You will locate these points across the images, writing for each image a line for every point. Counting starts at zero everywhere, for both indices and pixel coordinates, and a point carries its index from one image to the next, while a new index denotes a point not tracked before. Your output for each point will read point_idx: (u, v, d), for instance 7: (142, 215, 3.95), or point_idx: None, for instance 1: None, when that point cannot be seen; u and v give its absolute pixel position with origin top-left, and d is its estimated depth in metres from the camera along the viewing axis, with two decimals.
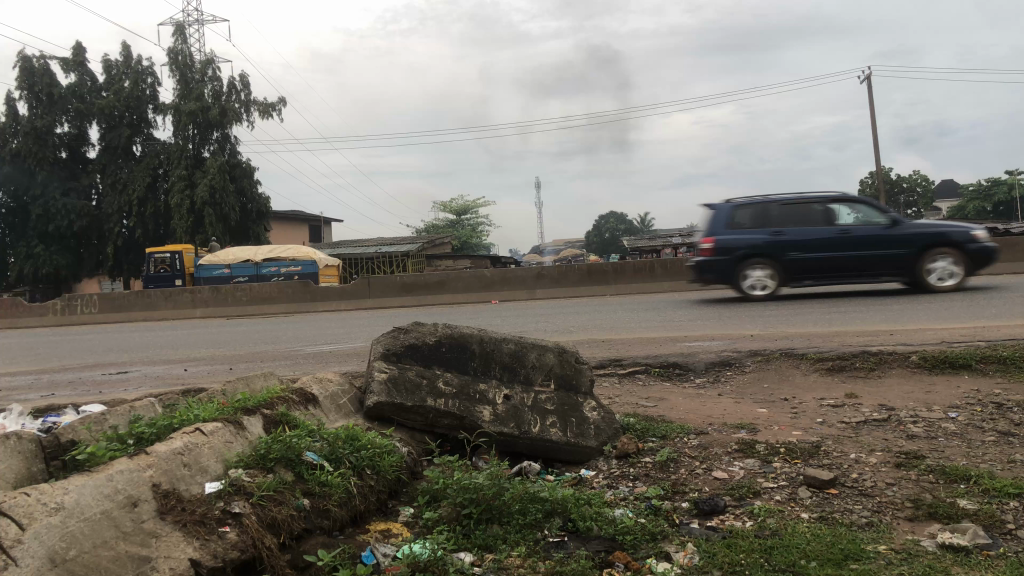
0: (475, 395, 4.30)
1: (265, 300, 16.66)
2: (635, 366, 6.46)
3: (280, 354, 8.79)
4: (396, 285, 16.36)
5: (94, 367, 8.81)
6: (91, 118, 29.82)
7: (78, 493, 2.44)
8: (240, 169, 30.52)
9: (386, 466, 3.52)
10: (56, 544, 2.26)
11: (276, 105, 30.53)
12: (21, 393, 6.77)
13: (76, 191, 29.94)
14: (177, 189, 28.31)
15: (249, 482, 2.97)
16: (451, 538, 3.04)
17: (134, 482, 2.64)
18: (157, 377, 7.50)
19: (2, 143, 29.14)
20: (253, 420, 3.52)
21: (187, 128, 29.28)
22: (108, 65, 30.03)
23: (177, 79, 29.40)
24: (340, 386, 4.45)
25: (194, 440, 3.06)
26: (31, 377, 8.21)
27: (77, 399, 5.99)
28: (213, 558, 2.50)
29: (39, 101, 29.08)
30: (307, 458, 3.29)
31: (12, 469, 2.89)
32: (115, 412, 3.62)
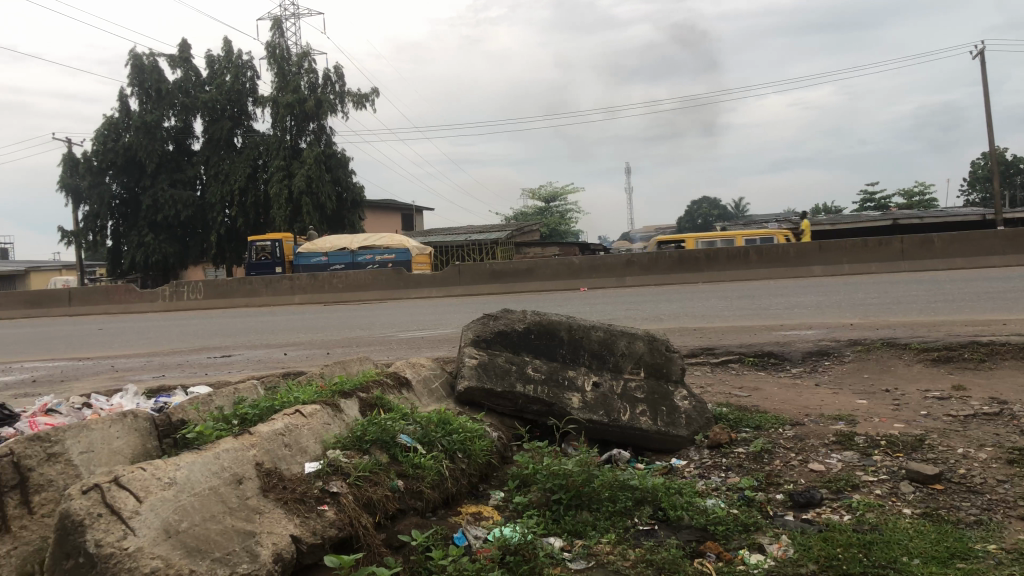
0: (563, 382, 4.33)
1: (359, 287, 17.13)
2: (728, 354, 6.34)
3: (374, 339, 9.00)
4: (485, 272, 16.52)
5: (200, 351, 9.22)
6: (196, 112, 31.10)
7: (189, 469, 2.58)
8: (336, 159, 31.29)
9: (477, 451, 3.58)
10: (170, 517, 2.37)
11: (370, 96, 31.15)
12: (135, 375, 7.16)
13: (182, 182, 31.29)
14: (277, 179, 29.30)
15: (346, 463, 3.06)
16: (541, 523, 3.07)
17: (239, 460, 2.78)
18: (258, 360, 7.81)
19: (115, 137, 30.76)
20: (350, 403, 3.63)
21: (285, 120, 30.25)
22: (211, 60, 31.22)
23: (275, 72, 30.39)
24: (432, 371, 4.55)
25: (294, 422, 3.19)
26: (142, 359, 8.65)
27: (185, 381, 6.30)
28: (313, 535, 2.60)
29: (149, 96, 30.59)
30: (401, 440, 3.37)
31: (130, 445, 3.06)
32: (221, 394, 3.79)
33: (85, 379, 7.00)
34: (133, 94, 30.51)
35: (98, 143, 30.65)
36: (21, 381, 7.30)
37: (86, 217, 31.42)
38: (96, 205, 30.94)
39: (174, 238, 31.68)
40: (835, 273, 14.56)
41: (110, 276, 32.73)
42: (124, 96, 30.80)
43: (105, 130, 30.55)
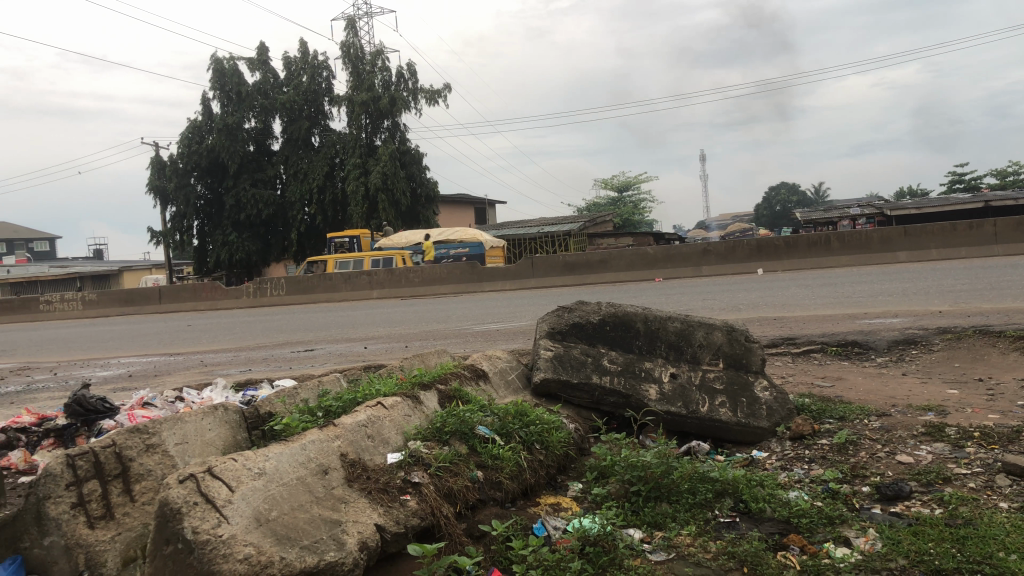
0: (640, 373, 4.31)
1: (434, 282, 17.34)
2: (809, 344, 6.19)
3: (449, 333, 9.11)
4: (557, 264, 16.52)
5: (283, 345, 9.49)
6: (274, 114, 31.92)
7: (277, 460, 2.68)
8: (410, 156, 31.68)
9: (555, 442, 3.59)
10: (260, 506, 2.46)
11: (442, 92, 31.38)
12: (223, 369, 7.42)
13: (263, 181, 32.17)
14: (353, 177, 29.88)
15: (426, 453, 3.12)
16: (620, 515, 3.07)
17: (324, 451, 2.87)
18: (339, 354, 8.00)
19: (199, 139, 31.83)
20: (429, 395, 3.70)
21: (361, 119, 30.81)
22: (287, 62, 31.96)
23: (350, 71, 30.98)
24: (508, 363, 4.59)
25: (376, 414, 3.27)
26: (229, 354, 8.96)
27: (271, 374, 6.50)
28: (396, 524, 2.67)
29: (230, 99, 31.55)
30: (479, 431, 3.41)
31: (221, 437, 3.18)
32: (307, 387, 3.91)
33: (178, 374, 7.31)
34: (215, 98, 31.52)
35: (183, 146, 31.82)
36: (118, 375, 7.67)
37: (174, 217, 32.68)
38: (183, 206, 32.14)
39: (257, 236, 32.64)
40: (922, 258, 14.06)
41: (197, 274, 33.96)
42: (206, 99, 31.84)
43: (190, 133, 31.66)
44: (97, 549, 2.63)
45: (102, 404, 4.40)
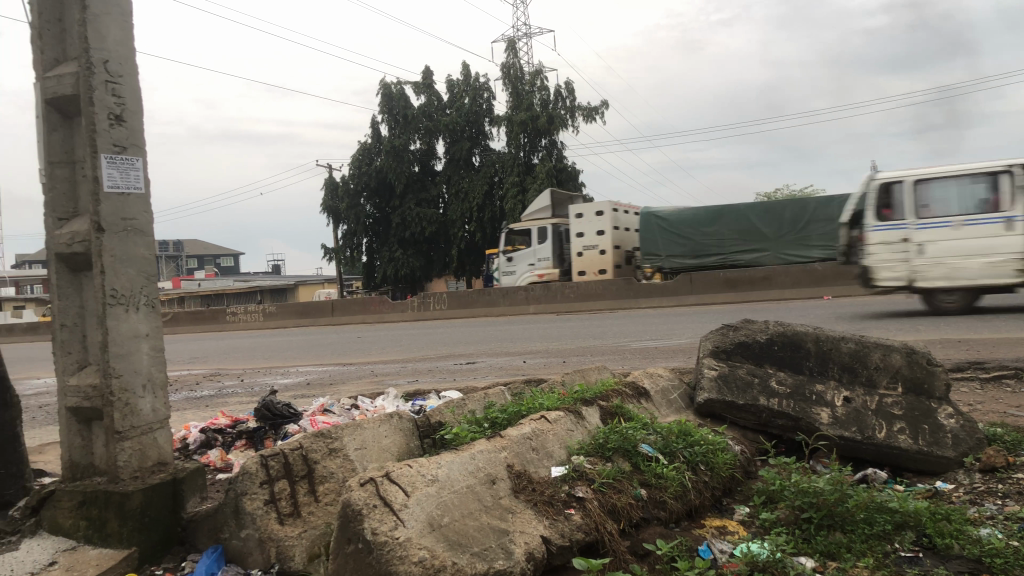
0: (811, 396, 4.13)
1: (591, 297, 17.34)
2: (1001, 369, 5.72)
3: (610, 349, 9.10)
4: (719, 281, 16.14)
5: (447, 358, 9.82)
6: (438, 135, 33.11)
7: (449, 468, 2.79)
8: (567, 173, 31.90)
9: (720, 464, 3.51)
10: (433, 511, 2.56)
11: (600, 109, 31.50)
12: (392, 380, 7.74)
13: (427, 200, 33.41)
14: (512, 195, 30.47)
15: (590, 469, 3.15)
16: (790, 542, 2.96)
17: (493, 462, 2.96)
18: (500, 367, 8.20)
19: (369, 161, 33.61)
20: (591, 410, 3.72)
21: (519, 138, 31.45)
22: (451, 85, 33.14)
23: (511, 92, 31.73)
24: (670, 382, 4.54)
25: (540, 427, 3.34)
26: (399, 365, 9.38)
27: (439, 386, 6.75)
28: (561, 537, 2.72)
29: (397, 122, 33.09)
30: (642, 449, 3.39)
31: (396, 443, 3.35)
32: (473, 399, 4.03)
33: (353, 383, 7.71)
34: (384, 121, 33.14)
35: (355, 168, 33.70)
36: (299, 383, 8.18)
37: (345, 235, 34.59)
38: (353, 224, 33.96)
39: (420, 252, 33.88)
40: None
41: (365, 288, 35.62)
42: (376, 123, 33.55)
43: (361, 155, 33.57)
44: (286, 544, 2.82)
45: (287, 410, 4.74)
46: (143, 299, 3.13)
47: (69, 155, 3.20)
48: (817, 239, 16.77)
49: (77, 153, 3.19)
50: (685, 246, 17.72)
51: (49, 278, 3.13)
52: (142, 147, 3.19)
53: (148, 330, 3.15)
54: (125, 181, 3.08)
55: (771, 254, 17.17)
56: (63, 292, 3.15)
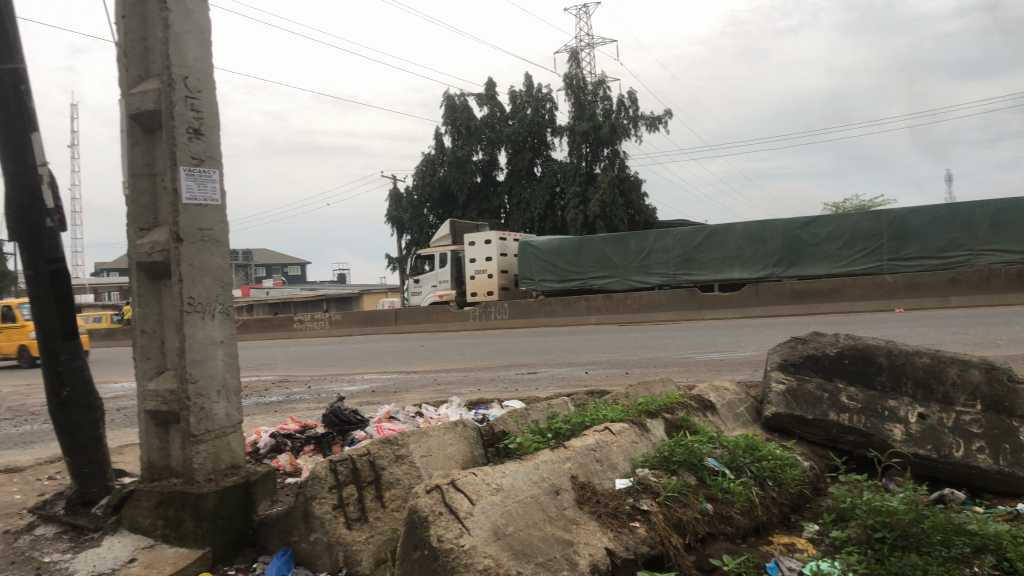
0: (883, 412, 4.02)
1: (654, 308, 17.19)
2: None
3: (673, 361, 9.01)
4: (785, 292, 15.85)
5: (509, 368, 9.85)
6: (501, 145, 33.30)
7: (513, 478, 2.80)
8: (630, 183, 31.73)
9: (789, 480, 3.44)
10: (498, 521, 2.57)
11: (663, 118, 31.22)
12: (455, 388, 7.79)
13: (489, 210, 33.61)
14: (573, 205, 30.42)
15: (655, 482, 3.12)
16: (862, 561, 2.88)
17: (557, 472, 2.96)
18: (562, 378, 8.18)
19: (432, 172, 34.01)
20: (656, 423, 3.69)
21: (581, 147, 31.40)
22: (514, 96, 33.33)
23: (573, 102, 31.74)
24: (737, 395, 4.47)
25: (604, 439, 3.33)
26: (461, 374, 9.45)
27: (501, 395, 6.78)
28: (626, 550, 2.70)
29: (460, 133, 33.44)
30: (708, 463, 3.35)
31: (461, 452, 3.38)
32: (537, 409, 4.04)
33: (416, 391, 7.80)
34: (447, 132, 33.52)
35: (418, 178, 34.15)
36: (364, 390, 8.32)
37: (408, 245, 35.03)
38: (416, 235, 34.39)
39: None
40: None
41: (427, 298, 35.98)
42: (439, 134, 33.95)
43: (424, 166, 34.01)
44: (354, 548, 2.86)
45: (355, 416, 4.82)
46: (218, 306, 3.23)
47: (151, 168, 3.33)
48: (651, 267, 18.14)
49: (158, 166, 3.31)
50: (553, 271, 19.62)
51: (131, 286, 3.26)
52: (219, 160, 3.29)
53: (222, 337, 3.25)
54: (202, 192, 3.19)
55: (620, 280, 18.69)
56: (143, 300, 3.27)
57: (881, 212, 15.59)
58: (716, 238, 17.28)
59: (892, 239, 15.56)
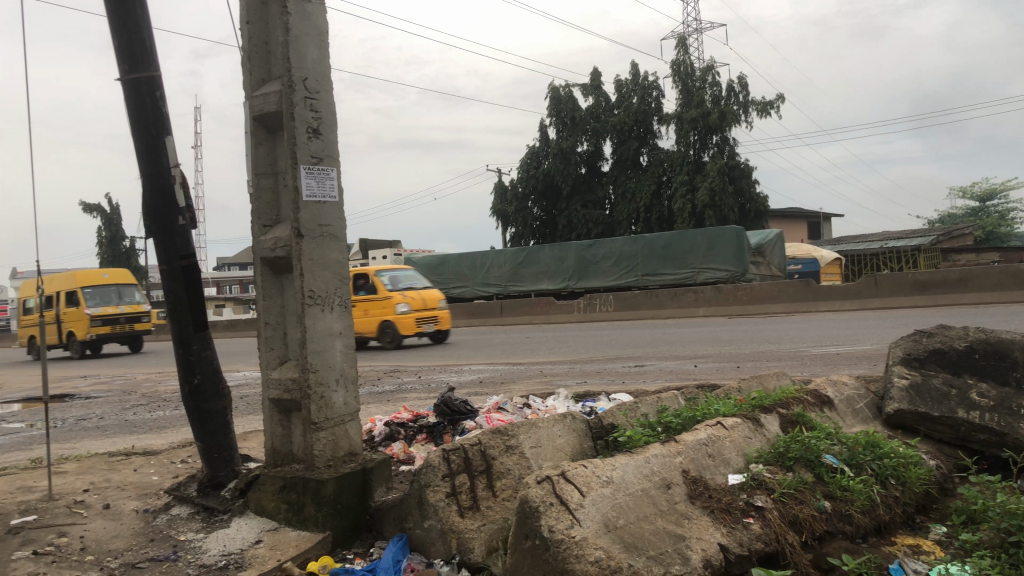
0: (1018, 410, 3.78)
1: (766, 300, 16.73)
2: None
3: (786, 354, 8.76)
4: (907, 283, 15.13)
5: (615, 360, 9.82)
6: (605, 136, 33.06)
7: (624, 471, 2.78)
8: (740, 171, 30.90)
9: (913, 479, 3.29)
10: (608, 513, 2.57)
11: (775, 103, 30.24)
12: (561, 380, 7.85)
13: (594, 202, 33.44)
14: (680, 195, 29.93)
15: (770, 478, 3.05)
16: (995, 565, 2.72)
17: (668, 466, 2.93)
18: (670, 371, 8.09)
19: (537, 164, 34.15)
20: (770, 418, 3.60)
21: (689, 136, 30.84)
22: (619, 85, 33.01)
23: (681, 89, 31.15)
24: (856, 391, 4.30)
25: (717, 433, 3.26)
26: (566, 366, 9.49)
27: (608, 387, 6.78)
28: (740, 546, 2.65)
29: (565, 125, 33.44)
30: (826, 460, 3.25)
31: (570, 443, 3.40)
32: (646, 402, 4.01)
33: (524, 382, 7.90)
34: (552, 124, 33.58)
35: (523, 171, 34.37)
36: (473, 380, 8.47)
37: (513, 238, 35.33)
38: (521, 227, 34.64)
39: None
40: None
41: None
42: (544, 126, 34.04)
43: (529, 158, 34.20)
44: (466, 536, 2.92)
45: (465, 406, 4.91)
46: (336, 300, 3.35)
47: (272, 167, 3.48)
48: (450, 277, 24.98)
49: (279, 165, 3.46)
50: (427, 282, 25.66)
51: (255, 280, 3.42)
52: (337, 158, 3.41)
53: (341, 329, 3.37)
54: (321, 190, 3.31)
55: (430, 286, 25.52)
56: (267, 293, 3.42)
57: (636, 238, 20.78)
58: (532, 258, 23.05)
59: (645, 259, 20.74)
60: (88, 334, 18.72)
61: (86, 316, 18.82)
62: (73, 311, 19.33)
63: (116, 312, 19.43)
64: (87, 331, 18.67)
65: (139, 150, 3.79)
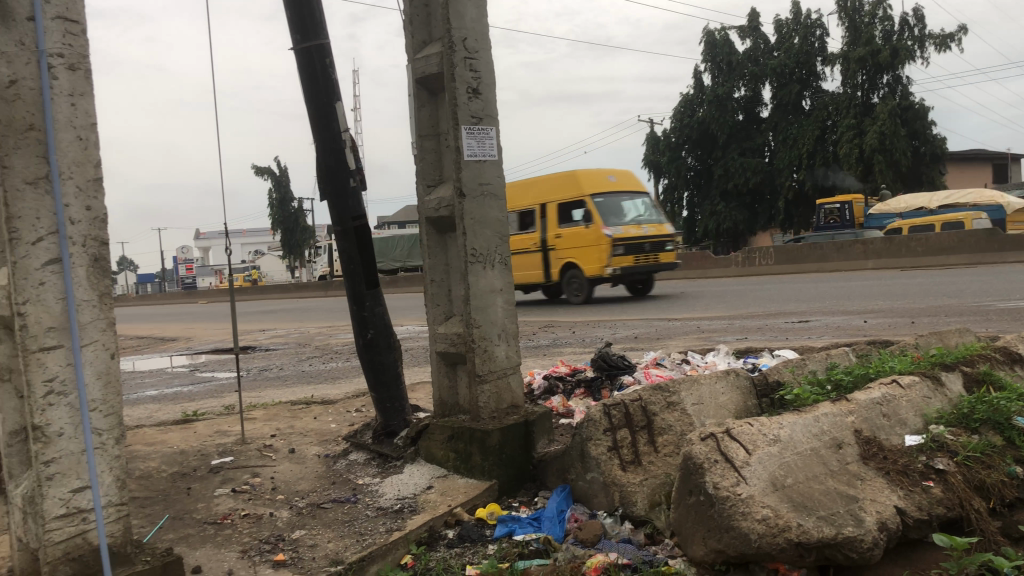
0: None
1: (944, 252, 15.56)
2: None
3: (967, 309, 8.15)
4: None
5: (776, 316, 9.48)
6: (764, 80, 31.58)
7: (792, 429, 2.70)
8: (914, 111, 28.61)
9: None
10: (776, 471, 2.51)
11: (955, 35, 27.74)
12: (720, 336, 7.68)
13: (752, 150, 32.13)
14: (846, 139, 28.22)
15: (953, 440, 2.87)
16: None
17: (839, 426, 2.81)
18: (837, 327, 7.73)
19: (691, 112, 33.16)
20: (952, 376, 3.38)
21: (856, 77, 28.92)
22: (780, 25, 31.37)
23: (848, 25, 29.19)
24: None
25: (892, 392, 3.10)
26: (725, 322, 9.26)
27: (770, 344, 6.58)
28: (918, 510, 2.53)
29: (721, 70, 32.24)
30: (1018, 422, 3.00)
31: (734, 400, 3.34)
32: (814, 359, 3.87)
33: (681, 338, 7.78)
34: (707, 70, 32.47)
35: (677, 121, 33.45)
36: (629, 336, 8.43)
37: (666, 190, 34.71)
38: (675, 178, 33.93)
39: (743, 205, 32.69)
40: None
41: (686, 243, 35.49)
42: (699, 73, 32.97)
43: (683, 107, 33.26)
44: (629, 490, 2.94)
45: (622, 361, 4.93)
46: (498, 257, 3.43)
47: (435, 129, 3.58)
48: None
49: (441, 126, 3.55)
50: None
51: (421, 239, 3.55)
52: (496, 117, 3.45)
53: (503, 285, 3.45)
54: (482, 149, 3.37)
55: None
56: (432, 252, 3.54)
57: None
58: None
59: None
60: (606, 269, 13.43)
61: (608, 242, 13.36)
62: (577, 234, 13.89)
63: (640, 235, 13.77)
64: (608, 265, 13.34)
65: (312, 116, 4.00)
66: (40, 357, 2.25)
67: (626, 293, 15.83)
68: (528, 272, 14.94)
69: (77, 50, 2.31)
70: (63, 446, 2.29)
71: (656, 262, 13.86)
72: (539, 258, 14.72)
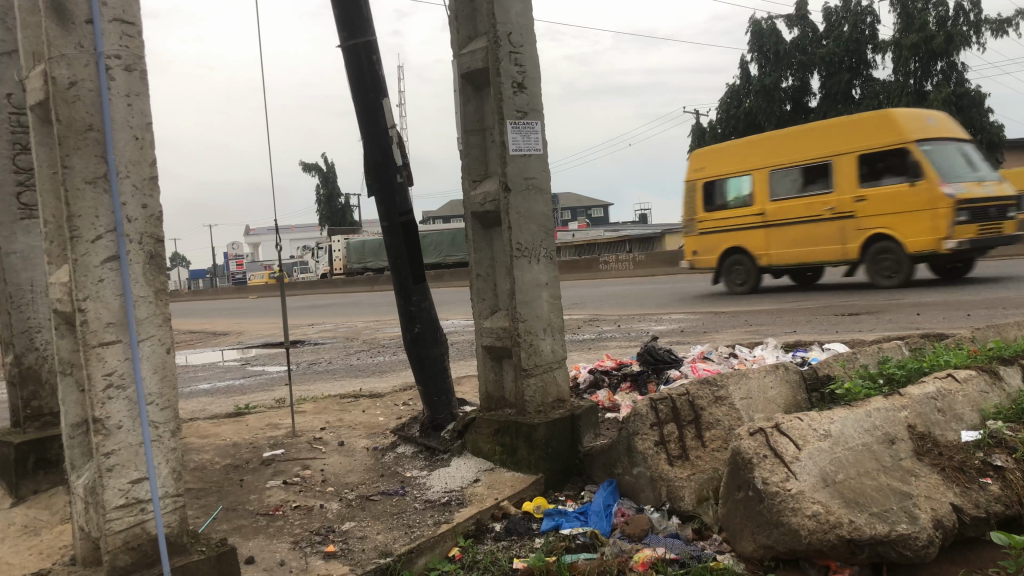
0: None
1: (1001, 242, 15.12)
2: None
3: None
4: None
5: (826, 309, 9.31)
6: (813, 69, 31.03)
7: (843, 424, 2.65)
8: (970, 98, 27.81)
9: None
10: (827, 467, 2.47)
11: (1013, 19, 26.91)
12: (768, 330, 7.56)
13: None
14: None
15: (1012, 436, 2.79)
16: None
17: (892, 421, 2.75)
18: (889, 320, 7.57)
19: (738, 103, 32.71)
20: (1012, 371, 3.29)
21: (909, 64, 28.16)
22: (829, 13, 30.83)
23: (900, 11, 28.47)
24: None
25: (947, 387, 3.03)
26: (774, 315, 9.12)
27: (820, 338, 6.47)
28: (975, 507, 2.48)
29: (768, 60, 31.77)
30: None
31: (783, 395, 3.30)
32: (866, 352, 3.80)
33: (729, 332, 7.69)
34: (754, 60, 32.04)
35: (723, 112, 33.00)
36: (675, 330, 8.36)
37: None
38: None
39: None
40: None
41: None
42: (746, 63, 32.53)
43: (729, 98, 32.83)
44: (676, 484, 2.92)
45: (669, 355, 4.90)
46: (542, 251, 3.43)
47: (480, 124, 3.59)
48: None
49: (486, 121, 3.56)
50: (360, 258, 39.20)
51: (467, 234, 3.56)
52: (541, 111, 3.45)
53: (547, 279, 3.45)
54: (527, 143, 3.37)
55: None
56: (478, 246, 3.56)
57: None
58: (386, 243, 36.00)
59: None
60: (947, 243, 9.98)
61: (947, 205, 9.95)
62: (940, 191, 10.05)
63: (983, 196, 10.31)
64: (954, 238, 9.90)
65: (359, 113, 4.04)
66: (100, 352, 2.31)
67: (930, 276, 12.19)
68: (823, 247, 11.40)
69: (133, 52, 2.37)
70: (122, 438, 2.36)
71: (1000, 234, 10.39)
72: (835, 228, 11.24)
